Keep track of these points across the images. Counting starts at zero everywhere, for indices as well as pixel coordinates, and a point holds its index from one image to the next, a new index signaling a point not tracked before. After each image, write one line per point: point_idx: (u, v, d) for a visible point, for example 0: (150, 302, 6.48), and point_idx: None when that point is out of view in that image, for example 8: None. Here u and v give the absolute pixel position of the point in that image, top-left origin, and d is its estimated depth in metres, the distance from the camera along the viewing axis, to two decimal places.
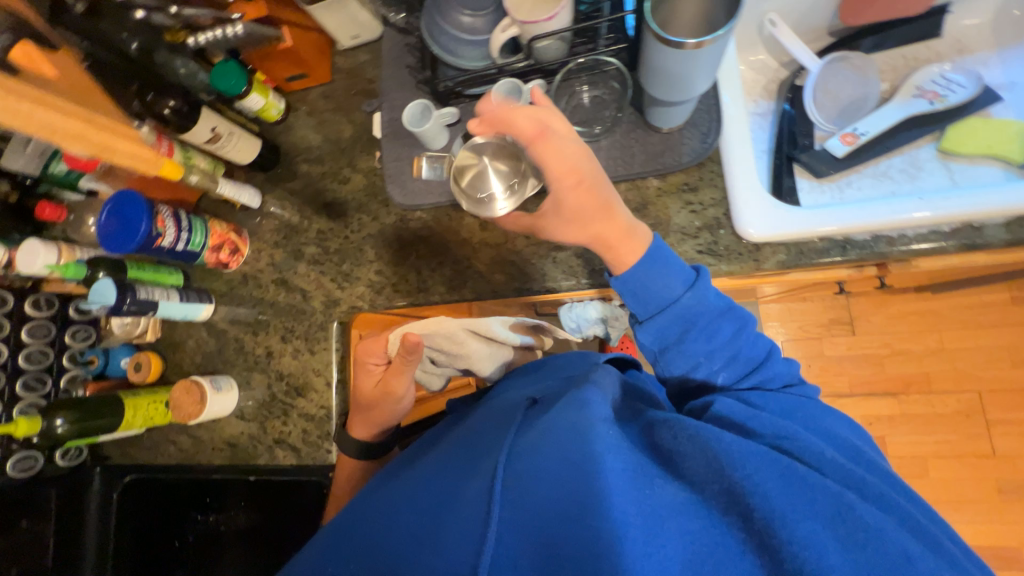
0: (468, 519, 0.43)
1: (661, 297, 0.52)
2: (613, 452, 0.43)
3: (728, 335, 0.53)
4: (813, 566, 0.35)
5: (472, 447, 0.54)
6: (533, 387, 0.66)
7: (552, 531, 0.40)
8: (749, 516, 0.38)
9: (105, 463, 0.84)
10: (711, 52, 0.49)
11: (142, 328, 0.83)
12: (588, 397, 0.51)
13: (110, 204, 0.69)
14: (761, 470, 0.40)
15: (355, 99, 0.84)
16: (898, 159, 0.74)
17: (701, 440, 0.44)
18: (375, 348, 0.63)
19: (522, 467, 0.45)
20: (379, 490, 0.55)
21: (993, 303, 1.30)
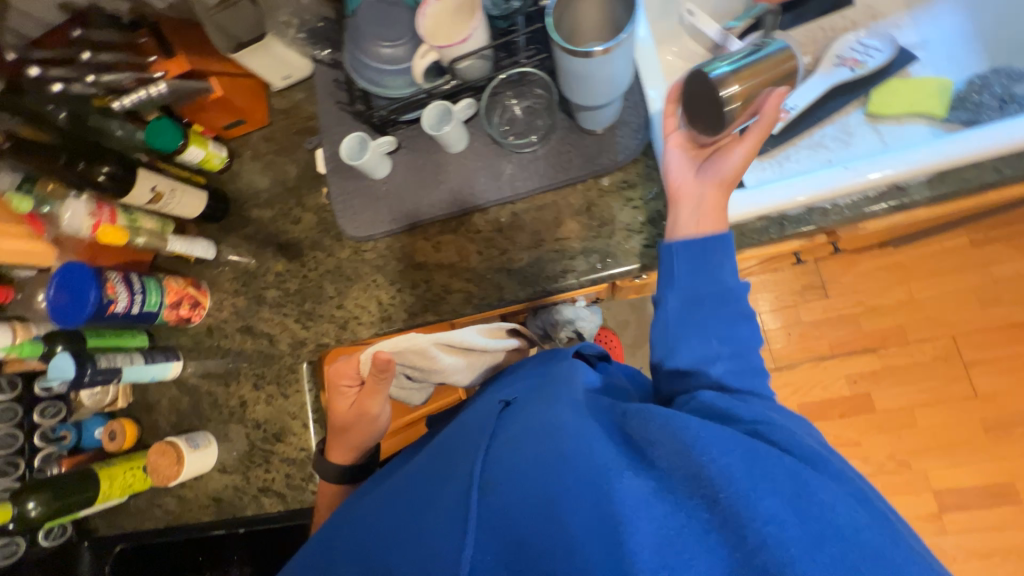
0: (446, 524, 0.43)
1: (708, 270, 0.53)
2: (582, 447, 0.44)
3: (744, 342, 0.53)
4: (774, 541, 0.35)
5: (447, 449, 0.54)
6: (510, 383, 0.65)
7: (523, 528, 0.41)
8: (714, 500, 0.37)
9: (92, 537, 0.83)
10: (619, 55, 0.51)
11: (112, 395, 0.82)
12: (564, 397, 0.51)
13: (57, 278, 0.68)
14: (723, 451, 0.39)
15: (297, 138, 0.84)
16: (830, 128, 0.76)
17: (670, 426, 0.43)
18: (347, 368, 0.61)
19: (498, 470, 0.45)
20: (361, 501, 0.55)
21: (954, 249, 1.33)
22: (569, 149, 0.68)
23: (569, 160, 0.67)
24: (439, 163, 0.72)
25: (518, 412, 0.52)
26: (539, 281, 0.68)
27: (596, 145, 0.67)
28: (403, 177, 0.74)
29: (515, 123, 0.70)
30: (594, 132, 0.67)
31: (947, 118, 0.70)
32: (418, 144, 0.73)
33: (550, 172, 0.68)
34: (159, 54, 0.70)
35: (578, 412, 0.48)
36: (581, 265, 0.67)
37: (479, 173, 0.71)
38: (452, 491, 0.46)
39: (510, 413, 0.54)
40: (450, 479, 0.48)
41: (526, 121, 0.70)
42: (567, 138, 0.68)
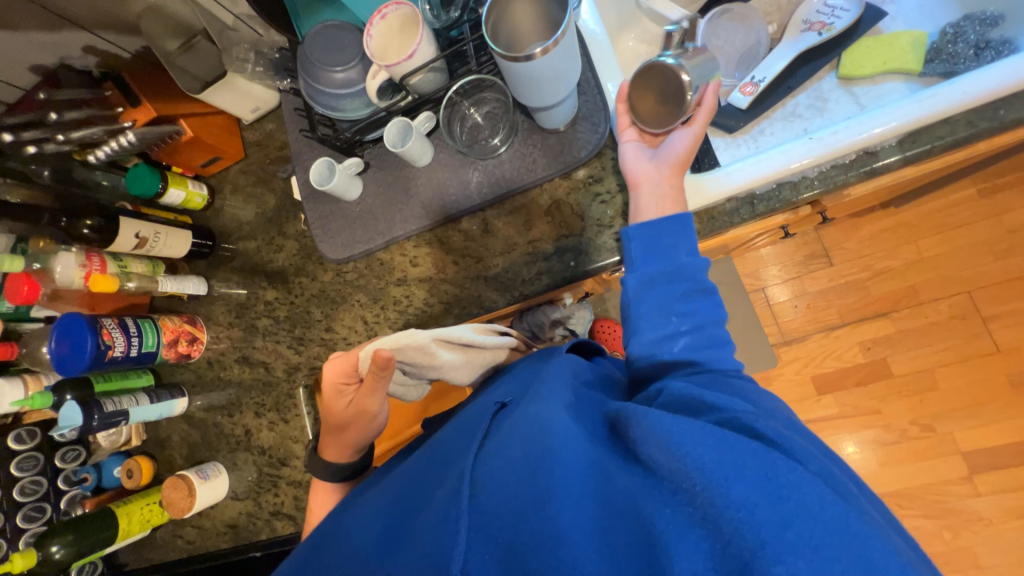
0: (435, 528, 0.41)
1: (668, 253, 0.54)
2: (569, 444, 0.42)
3: (708, 318, 0.53)
4: (747, 529, 0.34)
5: (435, 455, 0.52)
6: (500, 383, 0.63)
7: (513, 529, 0.39)
8: (692, 493, 0.36)
9: (123, 571, 0.87)
10: (560, 54, 0.50)
11: (126, 435, 0.86)
12: (552, 389, 0.49)
13: (57, 330, 0.71)
14: (701, 442, 0.38)
15: (272, 168, 0.86)
16: (803, 96, 0.74)
17: (649, 418, 0.41)
18: (344, 366, 0.58)
19: (488, 470, 0.43)
20: (349, 509, 0.53)
21: (961, 202, 1.28)
22: (533, 149, 0.67)
23: (534, 161, 0.67)
24: (407, 178, 0.73)
25: (508, 415, 0.51)
26: (516, 285, 0.68)
27: (559, 143, 0.66)
28: (374, 196, 0.74)
29: (476, 130, 0.70)
30: (556, 130, 0.66)
31: (923, 72, 0.68)
32: (385, 162, 0.73)
33: (516, 174, 0.68)
34: (124, 104, 0.72)
35: (566, 407, 0.47)
36: (556, 266, 0.66)
37: (447, 182, 0.71)
38: (442, 495, 0.44)
39: (500, 416, 0.52)
40: (439, 484, 0.47)
41: (487, 127, 0.70)
42: (529, 139, 0.67)
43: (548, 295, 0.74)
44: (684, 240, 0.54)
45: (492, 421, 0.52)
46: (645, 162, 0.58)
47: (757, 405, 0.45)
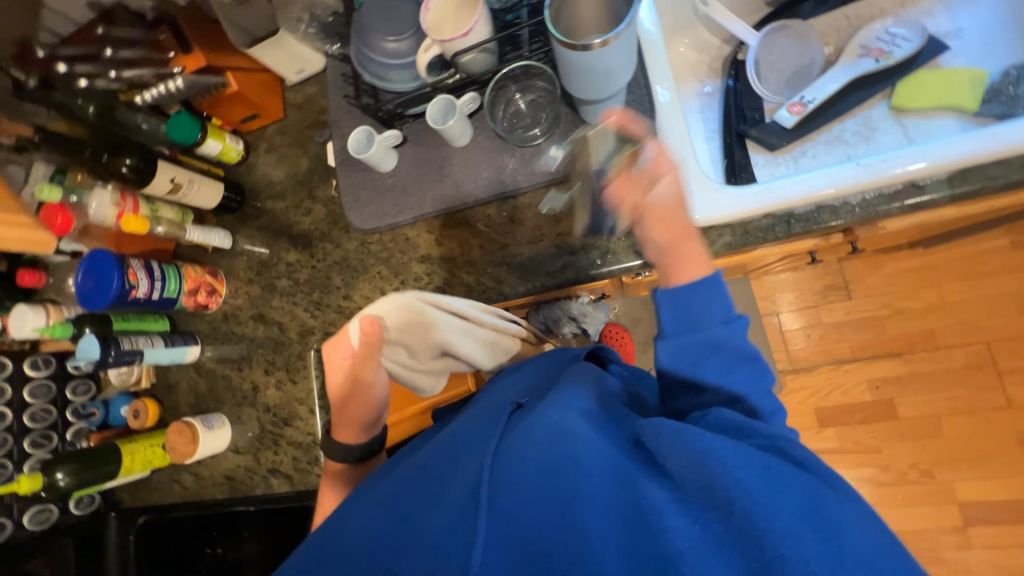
0: (457, 526, 0.42)
1: (694, 321, 0.52)
2: (596, 454, 0.43)
3: (749, 389, 0.51)
4: (790, 554, 0.36)
5: (446, 444, 0.52)
6: (507, 383, 0.64)
7: (536, 533, 0.41)
8: (730, 511, 0.39)
9: (118, 508, 0.88)
10: (618, 48, 0.50)
11: (136, 375, 0.88)
12: (571, 393, 0.50)
13: (85, 263, 0.72)
14: (743, 464, 0.40)
15: (309, 132, 0.86)
16: (851, 122, 0.73)
17: (682, 436, 0.43)
18: (338, 340, 0.61)
19: (507, 471, 0.44)
20: (358, 494, 0.53)
21: (991, 251, 1.26)
22: (573, 143, 0.67)
23: (572, 155, 0.67)
24: (443, 158, 0.73)
25: (524, 413, 0.52)
26: (539, 276, 0.68)
27: (600, 140, 0.66)
28: (408, 171, 0.74)
29: (518, 118, 0.70)
30: (598, 127, 0.66)
31: (978, 112, 0.66)
32: (423, 138, 0.73)
33: (553, 166, 0.68)
34: (176, 49, 0.73)
35: (587, 414, 0.48)
36: (580, 261, 0.67)
37: (483, 167, 0.71)
38: (461, 491, 0.45)
39: (517, 416, 0.53)
40: (456, 475, 0.47)
41: (529, 116, 0.69)
42: (570, 132, 0.67)
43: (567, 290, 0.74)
44: (717, 306, 0.52)
45: (509, 420, 0.52)
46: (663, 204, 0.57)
47: (780, 430, 0.48)
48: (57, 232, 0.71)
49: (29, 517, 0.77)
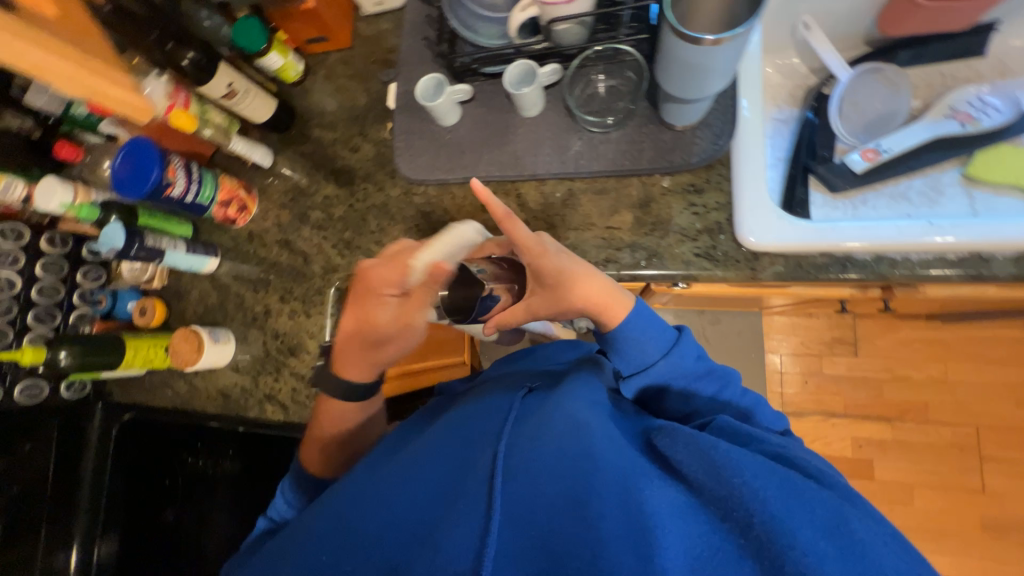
0: (472, 508, 0.46)
1: (640, 359, 0.56)
2: (611, 451, 0.46)
3: (710, 395, 0.58)
4: (813, 572, 0.36)
5: (463, 428, 0.57)
6: (524, 374, 0.69)
7: (547, 522, 0.44)
8: (748, 523, 0.39)
9: (106, 400, 0.87)
10: (730, 49, 0.48)
11: (149, 274, 0.86)
12: (584, 393, 0.54)
13: (125, 149, 0.71)
14: (763, 477, 0.41)
15: (374, 68, 0.84)
16: (919, 181, 0.71)
17: (697, 445, 0.45)
18: (393, 274, 0.58)
19: (520, 460, 0.48)
20: (379, 467, 0.57)
21: (1005, 339, 1.26)
22: (645, 139, 0.65)
23: (641, 150, 0.65)
24: (508, 125, 0.71)
25: (539, 405, 0.56)
26: None
27: (673, 142, 0.64)
28: (469, 130, 0.73)
29: (595, 101, 0.68)
30: (674, 128, 0.64)
31: None
32: (492, 100, 0.72)
33: (618, 157, 0.66)
34: None
35: (599, 412, 0.52)
36: (625, 258, 0.65)
37: (547, 143, 0.69)
38: (477, 476, 0.49)
39: (529, 403, 0.58)
40: (473, 461, 0.52)
41: (607, 100, 0.68)
42: (643, 127, 0.66)
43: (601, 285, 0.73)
44: (659, 340, 0.56)
45: (522, 408, 0.56)
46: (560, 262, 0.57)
47: (790, 449, 0.50)
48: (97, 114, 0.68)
49: (20, 390, 0.75)
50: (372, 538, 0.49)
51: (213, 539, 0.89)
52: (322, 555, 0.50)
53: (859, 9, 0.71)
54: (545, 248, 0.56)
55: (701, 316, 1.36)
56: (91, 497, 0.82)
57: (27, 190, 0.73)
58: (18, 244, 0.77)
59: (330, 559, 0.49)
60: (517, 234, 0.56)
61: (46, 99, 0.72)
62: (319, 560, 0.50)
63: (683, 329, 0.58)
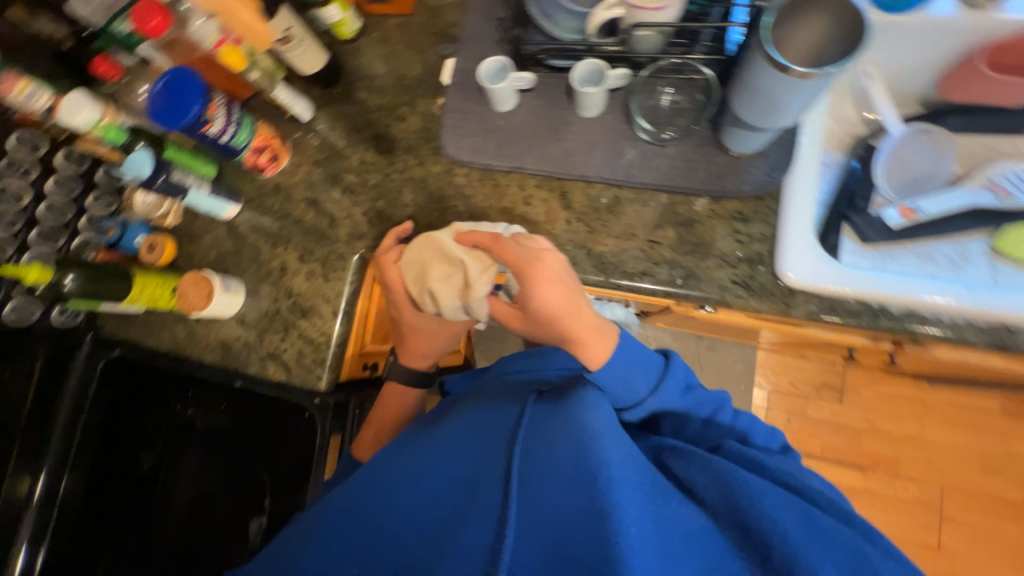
0: (477, 516, 0.44)
1: (629, 395, 0.56)
2: (627, 466, 0.42)
3: (705, 417, 0.59)
4: None
5: (474, 428, 0.55)
6: (534, 376, 0.64)
7: (561, 533, 0.40)
8: (766, 555, 0.38)
9: (98, 331, 0.83)
10: (814, 86, 0.47)
11: (164, 210, 0.81)
12: (596, 398, 0.50)
13: (165, 77, 0.67)
14: (783, 508, 0.40)
15: (432, 40, 0.82)
16: (946, 246, 0.73)
17: (714, 469, 0.45)
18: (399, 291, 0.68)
19: (535, 468, 0.46)
20: (395, 463, 0.56)
21: (982, 409, 1.32)
22: (699, 160, 0.65)
23: (694, 170, 0.65)
24: (563, 121, 0.70)
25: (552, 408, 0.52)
26: (613, 272, 0.66)
27: (728, 167, 0.65)
28: (524, 119, 0.72)
29: (656, 111, 0.68)
30: (730, 153, 0.65)
31: None
32: (551, 93, 0.71)
33: (671, 173, 0.66)
34: None
35: (614, 420, 0.48)
36: (662, 274, 0.65)
37: (600, 146, 0.69)
38: (489, 481, 0.46)
39: (540, 406, 0.54)
40: (484, 464, 0.49)
41: (668, 114, 0.68)
42: (699, 148, 0.66)
43: (627, 296, 0.73)
44: (647, 376, 0.57)
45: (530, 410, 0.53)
46: (547, 288, 0.55)
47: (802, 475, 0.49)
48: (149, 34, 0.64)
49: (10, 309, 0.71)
50: (384, 535, 0.48)
51: (181, 493, 0.89)
52: (334, 550, 0.49)
53: (921, 69, 0.72)
54: (536, 269, 0.55)
55: (698, 341, 1.38)
56: (69, 418, 0.82)
57: (53, 101, 0.67)
58: (34, 155, 0.73)
59: (342, 553, 0.48)
60: (507, 252, 0.57)
61: (90, 9, 0.69)
62: (330, 554, 0.48)
63: (672, 354, 0.60)
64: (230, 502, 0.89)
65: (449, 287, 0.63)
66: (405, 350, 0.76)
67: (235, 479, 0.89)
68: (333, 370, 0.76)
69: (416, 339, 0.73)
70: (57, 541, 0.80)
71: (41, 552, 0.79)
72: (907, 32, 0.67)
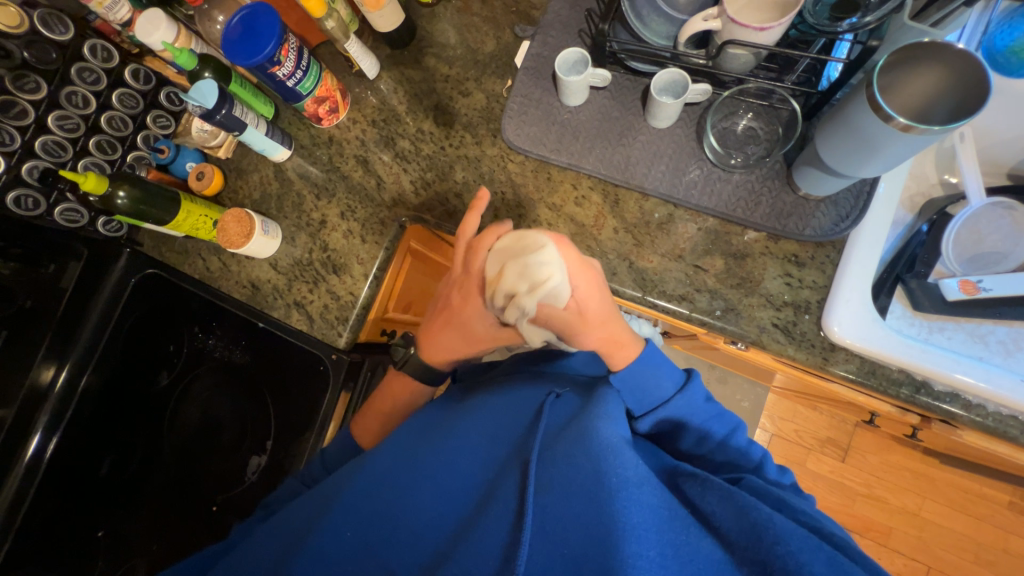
0: (497, 518, 0.47)
1: (653, 397, 0.58)
2: (643, 487, 0.44)
3: (720, 437, 0.58)
4: None
5: (491, 424, 0.57)
6: (550, 376, 0.65)
7: (577, 546, 0.43)
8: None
9: (136, 248, 0.84)
10: (913, 142, 0.45)
11: (218, 141, 0.81)
12: (613, 410, 0.52)
13: (246, 10, 0.67)
14: (812, 556, 0.40)
15: (511, 18, 0.79)
16: (1003, 329, 0.68)
17: (735, 501, 0.45)
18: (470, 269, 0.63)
19: (552, 476, 0.48)
20: (409, 448, 0.57)
21: (989, 498, 1.27)
22: (765, 193, 0.63)
23: (757, 204, 0.63)
24: (630, 127, 0.68)
25: (569, 414, 0.55)
26: (652, 291, 0.65)
27: (793, 207, 0.62)
28: (591, 117, 0.70)
29: (730, 135, 0.66)
30: (798, 193, 0.62)
31: None
32: (624, 96, 0.69)
33: (732, 201, 0.64)
34: None
35: (628, 435, 0.50)
36: (702, 302, 0.63)
37: (665, 159, 0.67)
38: (507, 486, 0.49)
39: (557, 407, 0.56)
40: (502, 466, 0.52)
41: (741, 140, 0.66)
42: (767, 181, 0.63)
43: (659, 318, 0.71)
44: (670, 377, 0.59)
45: (546, 412, 0.55)
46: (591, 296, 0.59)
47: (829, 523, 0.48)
48: None
49: (59, 212, 0.74)
50: (402, 527, 0.50)
51: (192, 410, 0.95)
52: (346, 530, 0.51)
53: (1020, 141, 0.67)
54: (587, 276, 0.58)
55: (710, 370, 1.36)
56: (94, 330, 0.82)
57: (131, 15, 0.71)
58: (104, 65, 0.74)
59: (354, 537, 0.50)
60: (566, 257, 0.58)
61: None
62: (343, 535, 0.50)
63: (692, 371, 0.60)
64: (235, 436, 0.93)
65: (513, 276, 0.57)
66: (428, 343, 0.70)
67: (242, 413, 0.93)
68: (353, 330, 0.77)
69: (454, 338, 0.68)
70: (71, 434, 0.81)
71: (55, 441, 0.79)
72: (1014, 100, 0.63)
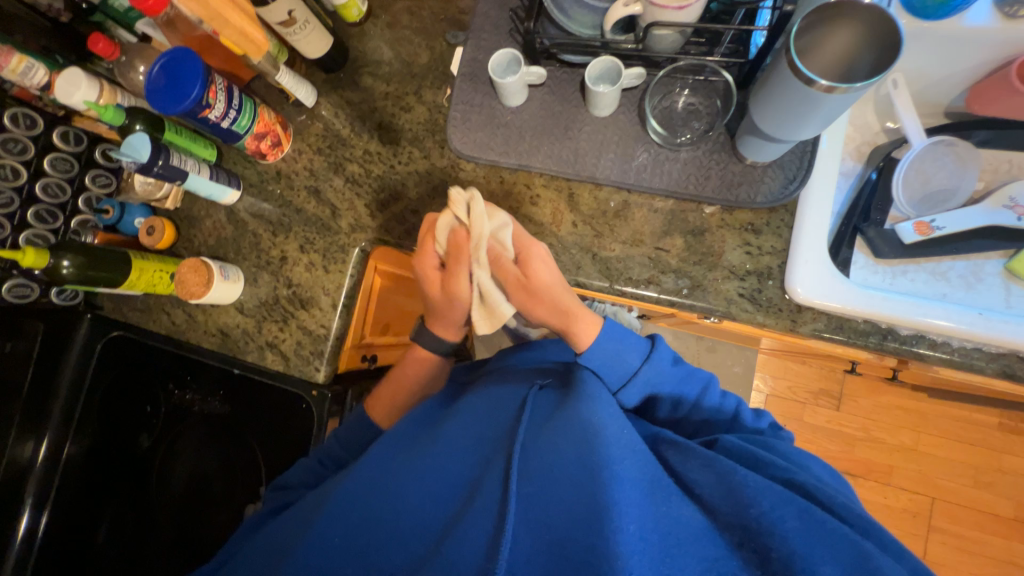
0: (483, 510, 0.46)
1: (631, 367, 0.58)
2: (630, 464, 0.44)
3: (697, 399, 0.59)
4: None
5: (475, 422, 0.56)
6: (533, 368, 0.65)
7: (561, 529, 0.44)
8: (766, 555, 0.40)
9: (96, 313, 0.85)
10: (842, 100, 0.45)
11: (164, 192, 0.79)
12: (598, 393, 0.52)
13: (163, 57, 0.64)
14: (787, 512, 0.41)
15: (441, 26, 0.78)
16: (961, 263, 0.70)
17: (715, 467, 0.45)
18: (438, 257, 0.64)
19: (537, 464, 0.47)
20: (393, 455, 0.56)
21: (980, 424, 1.31)
22: (713, 167, 0.63)
23: (706, 177, 0.63)
24: (574, 119, 0.68)
25: (553, 403, 0.54)
26: (618, 279, 0.65)
27: (742, 176, 0.63)
28: (534, 115, 0.69)
29: (671, 112, 0.66)
30: (744, 161, 0.62)
31: None
32: (564, 89, 0.69)
33: (682, 178, 0.64)
34: None
35: (616, 416, 0.49)
36: (668, 283, 0.64)
37: (612, 147, 0.67)
38: (492, 478, 0.48)
39: (542, 397, 0.56)
40: (488, 461, 0.51)
41: (683, 117, 0.66)
42: (713, 154, 0.64)
43: (631, 304, 0.71)
44: (643, 347, 0.59)
45: (531, 401, 0.55)
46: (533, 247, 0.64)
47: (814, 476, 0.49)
48: (104, 50, 0.70)
49: (8, 289, 0.71)
50: (389, 532, 0.49)
51: (184, 466, 0.88)
52: (333, 537, 0.49)
53: (950, 78, 0.69)
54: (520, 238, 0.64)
55: (699, 342, 1.37)
56: (66, 403, 0.83)
57: (48, 77, 0.68)
58: (29, 133, 0.71)
59: (342, 544, 0.49)
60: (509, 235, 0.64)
61: None
62: (330, 543, 0.49)
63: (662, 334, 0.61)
64: (225, 486, 0.87)
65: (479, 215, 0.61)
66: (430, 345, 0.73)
67: (230, 462, 0.88)
68: (331, 363, 0.76)
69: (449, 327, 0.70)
70: (58, 509, 0.82)
71: (46, 515, 0.81)
72: (938, 40, 0.64)
